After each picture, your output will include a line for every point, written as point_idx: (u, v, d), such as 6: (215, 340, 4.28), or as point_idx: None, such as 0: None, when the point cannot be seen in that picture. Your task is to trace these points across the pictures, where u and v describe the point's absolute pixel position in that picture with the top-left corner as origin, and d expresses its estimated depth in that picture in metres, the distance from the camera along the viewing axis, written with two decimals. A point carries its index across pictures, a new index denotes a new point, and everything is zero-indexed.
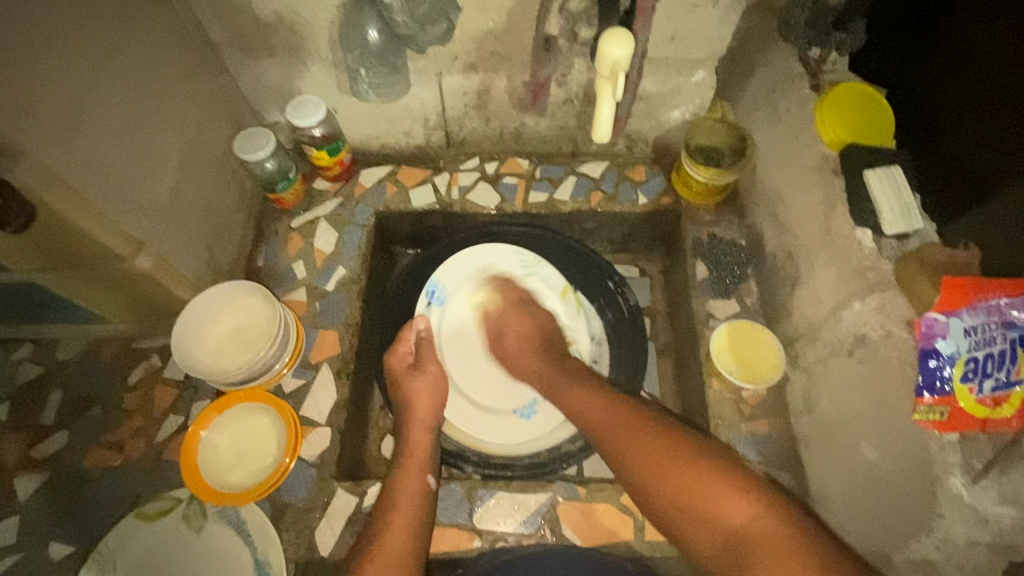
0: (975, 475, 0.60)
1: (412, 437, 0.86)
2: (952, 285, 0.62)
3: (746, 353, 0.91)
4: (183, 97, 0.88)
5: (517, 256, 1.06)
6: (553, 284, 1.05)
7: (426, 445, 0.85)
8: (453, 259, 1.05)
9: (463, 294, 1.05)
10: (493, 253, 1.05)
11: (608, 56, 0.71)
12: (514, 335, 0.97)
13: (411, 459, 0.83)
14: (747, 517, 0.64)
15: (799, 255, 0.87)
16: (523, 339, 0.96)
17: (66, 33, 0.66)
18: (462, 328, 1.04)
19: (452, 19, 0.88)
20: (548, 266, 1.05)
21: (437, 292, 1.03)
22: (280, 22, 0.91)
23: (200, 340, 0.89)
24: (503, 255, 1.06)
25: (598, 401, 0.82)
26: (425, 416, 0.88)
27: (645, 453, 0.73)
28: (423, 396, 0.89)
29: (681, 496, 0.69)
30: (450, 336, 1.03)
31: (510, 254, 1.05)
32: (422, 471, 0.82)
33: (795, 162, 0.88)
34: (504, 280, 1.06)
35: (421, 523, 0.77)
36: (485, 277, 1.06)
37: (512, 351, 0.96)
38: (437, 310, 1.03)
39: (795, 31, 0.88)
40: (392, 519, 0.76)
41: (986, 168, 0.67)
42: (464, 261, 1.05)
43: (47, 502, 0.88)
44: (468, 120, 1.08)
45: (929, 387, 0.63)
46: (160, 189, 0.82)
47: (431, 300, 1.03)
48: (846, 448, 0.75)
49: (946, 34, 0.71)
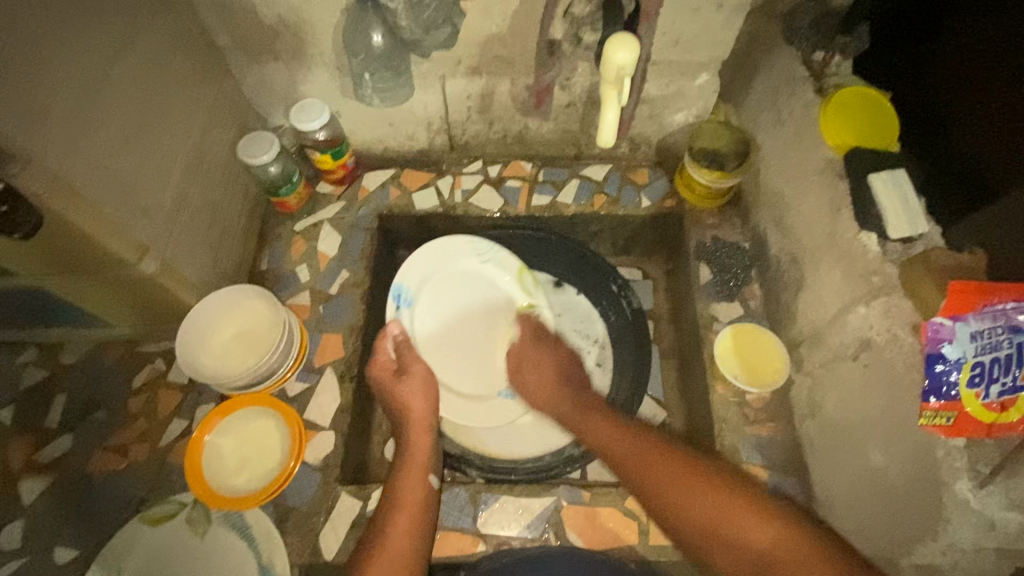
0: (983, 480, 0.61)
1: (413, 439, 0.85)
2: (959, 289, 0.62)
3: (750, 357, 0.91)
4: (187, 101, 0.88)
5: (472, 247, 1.04)
6: (509, 265, 1.04)
7: (427, 445, 0.85)
8: (410, 261, 1.02)
9: (429, 292, 1.03)
10: (450, 247, 1.04)
11: (613, 61, 0.71)
12: (535, 368, 0.94)
13: (412, 460, 0.83)
14: (773, 540, 0.62)
15: (804, 258, 0.87)
16: (546, 372, 0.93)
17: (71, 38, 0.66)
18: (431, 324, 1.03)
19: (456, 23, 0.88)
20: (503, 251, 1.04)
21: (404, 296, 1.01)
22: (284, 25, 0.91)
23: (204, 345, 0.89)
24: (458, 247, 1.04)
25: (620, 433, 0.79)
26: (422, 417, 0.87)
27: (667, 480, 0.71)
28: (416, 397, 0.88)
29: (706, 523, 0.66)
30: (424, 335, 1.02)
31: (465, 244, 1.04)
32: (424, 471, 0.82)
33: (799, 166, 0.88)
34: (462, 272, 1.04)
35: (424, 525, 0.77)
36: (445, 271, 1.04)
37: (532, 384, 0.93)
38: (408, 312, 1.01)
39: (799, 35, 0.88)
40: (397, 520, 0.76)
41: (991, 171, 0.67)
42: (426, 258, 1.03)
43: (52, 505, 0.88)
44: (471, 123, 1.08)
45: (935, 392, 0.63)
46: (164, 193, 0.82)
47: (398, 305, 1.00)
48: (852, 453, 0.74)
49: (951, 37, 0.71)
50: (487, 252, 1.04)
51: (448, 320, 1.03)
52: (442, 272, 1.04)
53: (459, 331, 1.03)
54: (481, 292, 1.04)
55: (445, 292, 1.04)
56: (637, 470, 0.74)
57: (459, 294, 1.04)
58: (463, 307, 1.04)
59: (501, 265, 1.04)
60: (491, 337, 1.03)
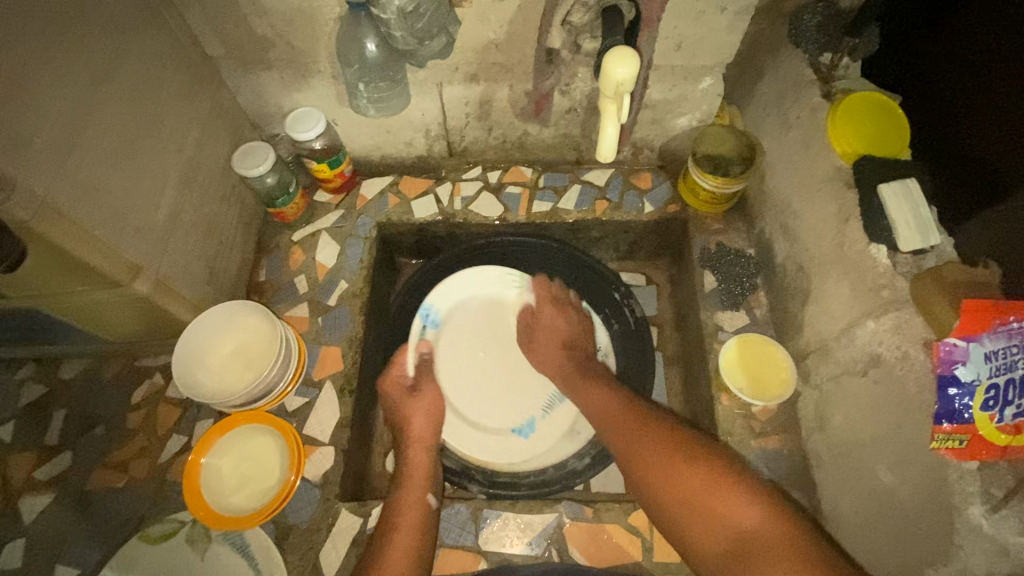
0: (996, 504, 0.59)
1: (412, 455, 0.85)
2: (973, 309, 0.61)
3: (758, 370, 0.88)
4: (180, 114, 0.86)
5: (507, 279, 1.04)
6: None
7: (426, 463, 0.84)
8: (446, 284, 1.03)
9: (457, 316, 1.03)
10: (482, 276, 1.04)
11: (614, 76, 0.68)
12: (546, 326, 0.96)
13: (411, 479, 0.82)
14: (751, 520, 0.63)
15: (810, 268, 0.85)
16: (551, 336, 0.95)
17: (57, 60, 0.65)
18: (457, 353, 1.01)
19: (451, 32, 0.87)
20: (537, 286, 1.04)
21: (431, 315, 1.02)
22: (277, 35, 0.89)
23: (202, 362, 0.88)
24: (491, 278, 1.04)
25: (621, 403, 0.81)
26: (423, 434, 0.87)
27: (653, 450, 0.73)
28: (419, 415, 0.88)
29: (692, 493, 0.67)
30: (449, 362, 1.00)
31: (500, 275, 1.04)
32: (423, 489, 0.81)
33: (806, 173, 0.86)
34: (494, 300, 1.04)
35: (425, 546, 0.75)
36: (473, 303, 1.04)
37: (541, 343, 0.95)
38: (433, 335, 1.01)
39: (805, 37, 0.86)
40: (394, 538, 0.75)
41: (1002, 177, 0.65)
42: (460, 282, 1.04)
43: (51, 524, 0.87)
44: (470, 130, 1.06)
45: (948, 416, 0.62)
46: (158, 211, 0.81)
47: (426, 324, 1.01)
48: (860, 470, 0.73)
49: (971, 33, 0.68)
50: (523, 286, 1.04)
51: (472, 346, 1.02)
52: (472, 302, 1.04)
53: (487, 362, 1.01)
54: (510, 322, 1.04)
55: (474, 325, 1.03)
56: (632, 440, 0.75)
57: (495, 326, 1.03)
58: (491, 345, 1.02)
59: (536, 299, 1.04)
60: (518, 371, 1.01)
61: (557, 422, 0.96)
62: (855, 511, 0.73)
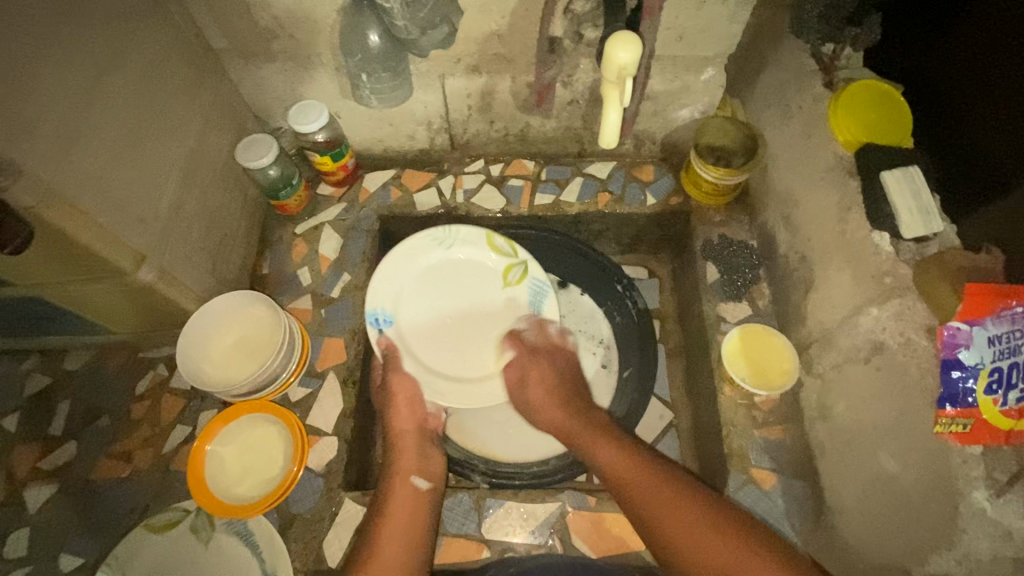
0: (999, 488, 0.59)
1: (399, 443, 0.84)
2: (977, 293, 0.60)
3: (760, 359, 0.89)
4: (183, 104, 0.87)
5: (431, 238, 0.96)
6: (475, 237, 0.97)
7: (414, 450, 0.84)
8: (376, 279, 0.92)
9: (403, 302, 0.94)
10: (406, 251, 0.95)
11: (614, 61, 0.69)
12: (537, 381, 0.88)
13: (398, 465, 0.82)
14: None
15: (813, 257, 0.85)
16: (548, 386, 0.87)
17: (64, 46, 0.65)
18: (420, 326, 0.94)
19: (453, 22, 0.87)
20: (461, 230, 0.97)
21: (381, 317, 0.92)
22: (280, 27, 0.90)
23: (206, 351, 0.88)
24: (415, 246, 0.95)
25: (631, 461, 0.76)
26: (405, 422, 0.86)
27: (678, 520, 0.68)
28: (400, 405, 0.87)
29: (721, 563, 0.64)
30: (419, 336, 0.93)
31: (421, 240, 0.95)
32: (411, 474, 0.81)
33: (809, 162, 0.86)
34: (431, 265, 0.96)
35: (422, 527, 0.75)
36: (410, 278, 0.95)
37: (536, 396, 0.87)
38: (393, 329, 0.92)
39: (807, 27, 0.84)
40: (384, 526, 0.74)
41: (1005, 166, 0.65)
42: (388, 270, 0.93)
43: (57, 513, 0.88)
44: (473, 122, 1.06)
45: (951, 399, 0.61)
46: (162, 201, 0.81)
47: (380, 328, 0.91)
48: (864, 457, 0.73)
49: (979, 20, 0.67)
50: (449, 237, 0.96)
51: (432, 308, 0.95)
52: (407, 278, 0.95)
53: (454, 321, 0.95)
54: (460, 275, 0.97)
55: (421, 292, 0.95)
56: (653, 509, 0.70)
57: (441, 285, 0.96)
58: (448, 300, 0.95)
59: (466, 241, 0.97)
60: (483, 310, 0.95)
61: (547, 336, 0.93)
62: (858, 499, 0.73)
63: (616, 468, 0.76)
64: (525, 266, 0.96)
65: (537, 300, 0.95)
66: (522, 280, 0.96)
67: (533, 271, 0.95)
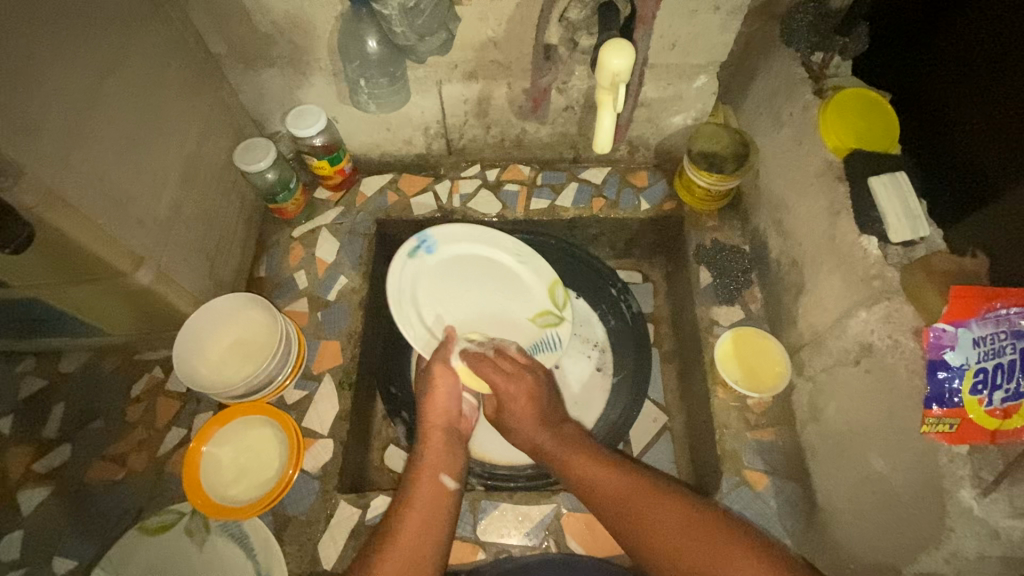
0: (986, 488, 0.60)
1: (428, 438, 0.81)
2: (961, 296, 0.62)
3: (752, 362, 0.90)
4: (182, 109, 0.87)
5: (512, 247, 1.01)
6: (544, 274, 1.00)
7: (441, 444, 0.80)
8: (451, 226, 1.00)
9: (450, 257, 0.99)
10: (473, 235, 1.00)
11: (609, 67, 0.70)
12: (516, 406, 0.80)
13: (424, 461, 0.78)
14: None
15: (804, 262, 0.86)
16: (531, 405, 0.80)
17: (65, 50, 0.66)
18: (442, 285, 0.97)
19: (451, 29, 0.88)
20: (541, 261, 1.00)
21: (429, 242, 0.98)
22: (279, 33, 0.91)
23: (202, 354, 0.88)
24: (498, 239, 1.01)
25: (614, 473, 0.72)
26: (438, 414, 0.82)
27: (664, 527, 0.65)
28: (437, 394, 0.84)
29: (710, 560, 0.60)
30: (431, 285, 0.97)
31: (506, 244, 1.01)
32: (438, 471, 0.77)
33: (799, 168, 0.87)
34: (490, 261, 1.00)
35: (440, 522, 0.71)
36: (466, 253, 1.00)
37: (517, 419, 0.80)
38: (424, 257, 0.97)
39: (797, 36, 0.86)
40: (406, 518, 0.71)
41: (992, 171, 0.66)
42: (462, 231, 1.00)
43: (49, 517, 0.87)
44: (469, 128, 1.08)
45: (937, 399, 0.62)
46: (160, 203, 0.82)
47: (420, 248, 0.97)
48: (854, 458, 0.73)
49: (968, 26, 0.69)
50: (523, 258, 1.01)
51: (453, 285, 0.98)
52: (462, 247, 1.00)
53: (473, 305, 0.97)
54: (504, 284, 1.00)
55: (463, 267, 0.99)
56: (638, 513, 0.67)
57: (485, 282, 0.99)
58: (479, 291, 0.98)
59: (535, 271, 1.00)
60: (498, 321, 0.97)
61: None
62: (849, 499, 0.74)
63: (598, 483, 0.72)
64: (558, 321, 0.97)
65: (538, 346, 0.96)
66: (545, 328, 0.97)
67: (560, 328, 0.96)
